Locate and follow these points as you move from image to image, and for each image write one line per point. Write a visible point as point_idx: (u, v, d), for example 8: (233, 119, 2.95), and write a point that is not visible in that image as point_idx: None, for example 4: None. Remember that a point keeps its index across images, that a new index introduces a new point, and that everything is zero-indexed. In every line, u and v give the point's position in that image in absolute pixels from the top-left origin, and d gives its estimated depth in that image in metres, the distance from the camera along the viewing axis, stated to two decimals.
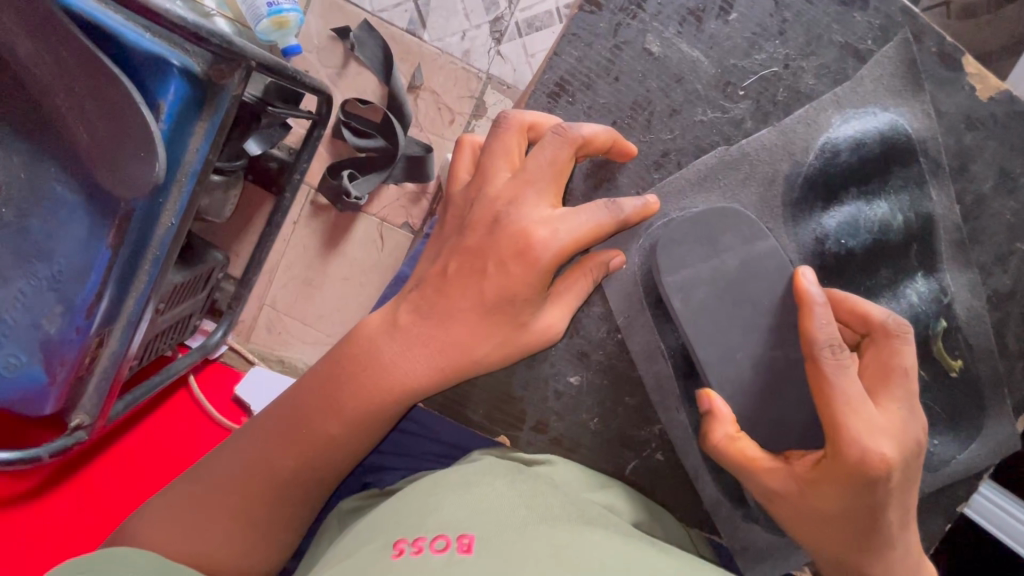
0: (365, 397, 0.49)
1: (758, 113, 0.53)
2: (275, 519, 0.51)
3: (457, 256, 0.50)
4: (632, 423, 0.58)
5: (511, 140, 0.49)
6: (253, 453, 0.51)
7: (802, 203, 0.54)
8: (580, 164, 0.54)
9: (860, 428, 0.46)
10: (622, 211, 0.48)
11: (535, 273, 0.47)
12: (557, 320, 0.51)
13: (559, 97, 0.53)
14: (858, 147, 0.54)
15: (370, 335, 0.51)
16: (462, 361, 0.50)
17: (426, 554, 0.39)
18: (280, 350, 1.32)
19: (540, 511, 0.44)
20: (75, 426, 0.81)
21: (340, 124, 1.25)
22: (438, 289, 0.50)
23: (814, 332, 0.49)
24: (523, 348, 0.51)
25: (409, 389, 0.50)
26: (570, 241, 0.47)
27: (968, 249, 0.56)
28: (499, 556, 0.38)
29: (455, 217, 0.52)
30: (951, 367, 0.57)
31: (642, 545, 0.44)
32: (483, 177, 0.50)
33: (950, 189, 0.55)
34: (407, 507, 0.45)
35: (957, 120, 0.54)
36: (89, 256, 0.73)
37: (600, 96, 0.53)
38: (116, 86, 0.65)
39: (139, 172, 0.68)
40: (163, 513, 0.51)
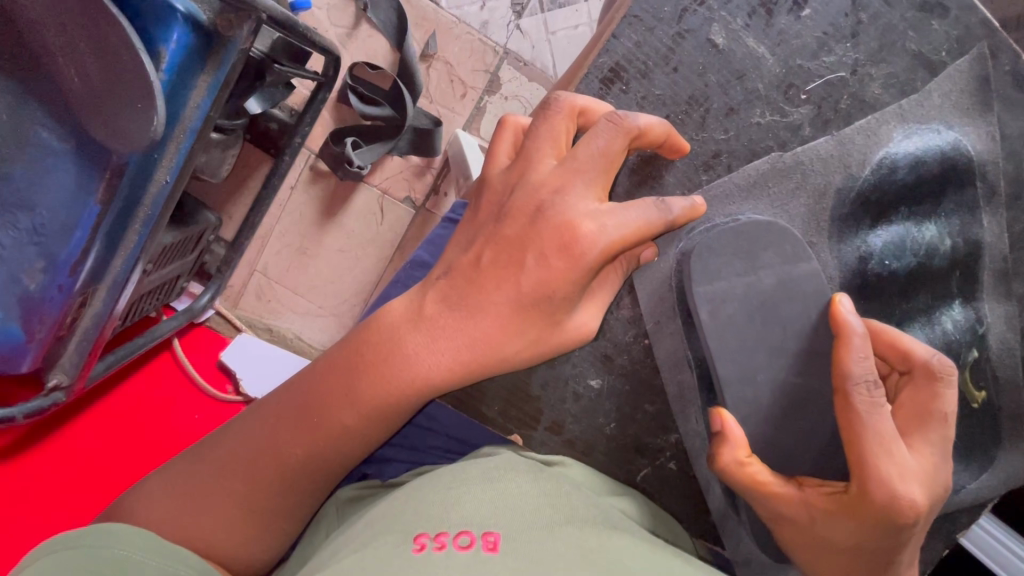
0: (384, 389, 0.46)
1: (818, 120, 0.51)
2: (282, 508, 0.49)
3: (493, 245, 0.47)
4: (648, 430, 0.57)
5: (556, 129, 0.46)
6: (260, 439, 0.48)
7: (851, 219, 0.52)
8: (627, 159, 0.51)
9: (893, 472, 0.45)
10: (670, 211, 0.46)
11: (578, 271, 0.45)
12: (591, 321, 0.49)
13: (612, 84, 0.49)
14: (917, 164, 0.52)
15: (393, 323, 0.48)
16: (491, 356, 0.47)
17: (450, 551, 0.36)
18: (269, 319, 1.27)
19: (567, 511, 0.42)
20: (52, 386, 0.77)
21: (347, 88, 1.19)
22: (470, 279, 0.47)
23: (848, 366, 0.47)
24: (555, 346, 0.48)
25: (431, 383, 0.47)
26: (617, 238, 0.44)
27: (1011, 278, 0.55)
28: (528, 558, 0.36)
29: (490, 203, 0.48)
30: (973, 399, 0.56)
31: (666, 554, 0.43)
32: (527, 163, 0.47)
33: (1001, 217, 0.54)
34: (423, 498, 0.43)
35: (1017, 144, 0.53)
36: (75, 210, 0.68)
37: (655, 87, 0.49)
38: (113, 26, 0.59)
39: (135, 124, 0.63)
40: (164, 494, 0.48)
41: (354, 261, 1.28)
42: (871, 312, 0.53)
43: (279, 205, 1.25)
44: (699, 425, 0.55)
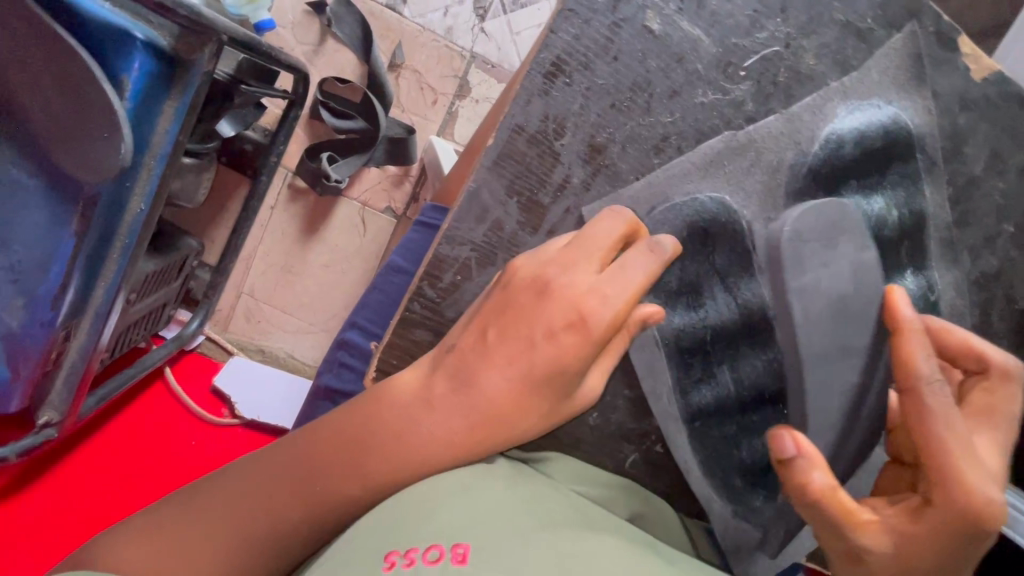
0: (391, 464, 0.47)
1: (758, 95, 0.51)
2: (258, 567, 0.50)
3: (497, 322, 0.45)
4: (632, 416, 0.55)
5: (605, 235, 0.46)
6: (249, 501, 0.49)
7: (805, 192, 0.53)
8: (575, 146, 0.49)
9: (976, 477, 0.44)
10: (663, 249, 0.45)
11: (588, 346, 0.44)
12: (597, 384, 0.48)
13: (555, 78, 0.48)
14: (862, 137, 0.53)
15: (402, 401, 0.47)
16: (500, 437, 0.46)
17: (419, 566, 0.40)
18: (260, 340, 1.30)
19: (542, 519, 0.45)
20: (43, 423, 0.84)
21: (318, 105, 1.23)
22: (478, 354, 0.45)
23: (917, 364, 0.46)
24: (537, 417, 0.46)
25: (433, 460, 0.47)
26: (619, 309, 0.44)
27: (957, 241, 0.56)
28: (494, 565, 0.40)
29: (528, 283, 0.45)
30: None
31: (648, 557, 0.45)
32: (573, 256, 0.45)
33: (943, 188, 0.55)
34: (398, 508, 0.45)
35: (952, 102, 0.54)
36: (51, 244, 0.74)
37: (598, 77, 0.49)
38: (75, 59, 0.64)
39: (104, 154, 0.69)
40: (139, 538, 0.49)
41: (339, 275, 1.31)
42: None
43: (260, 226, 1.27)
44: (675, 407, 0.55)
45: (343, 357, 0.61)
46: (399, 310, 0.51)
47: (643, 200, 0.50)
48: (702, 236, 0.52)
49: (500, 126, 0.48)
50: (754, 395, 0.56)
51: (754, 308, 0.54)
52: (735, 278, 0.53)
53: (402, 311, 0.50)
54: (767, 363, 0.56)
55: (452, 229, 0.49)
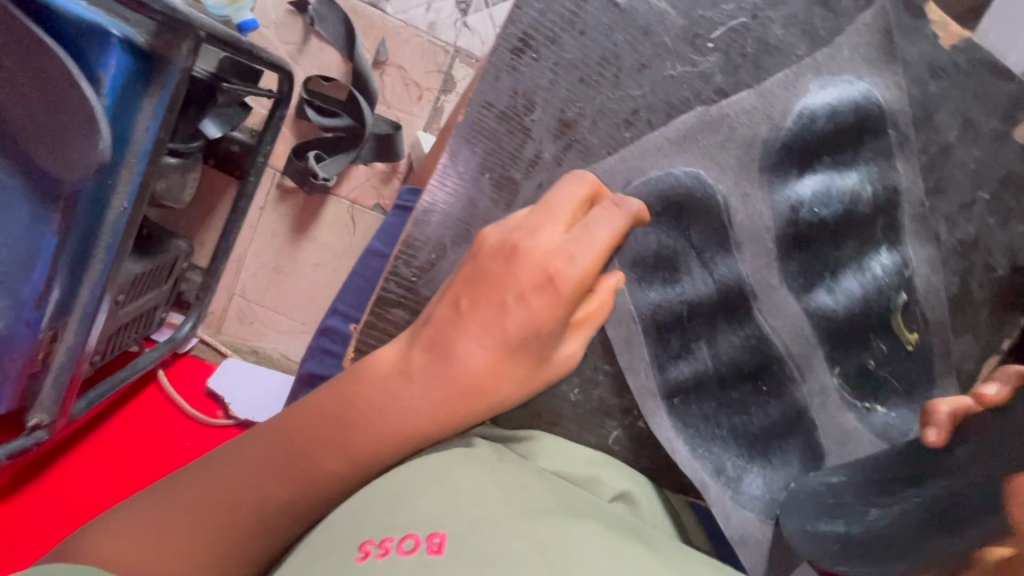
0: (376, 435, 0.48)
1: (727, 65, 0.51)
2: (251, 547, 0.50)
3: (470, 290, 0.45)
4: (612, 390, 0.56)
5: (568, 198, 0.45)
6: (237, 484, 0.50)
7: (779, 168, 0.53)
8: (541, 119, 0.49)
9: None
10: (630, 208, 0.46)
11: (560, 307, 0.44)
12: (574, 350, 0.48)
13: (523, 53, 0.48)
14: (834, 113, 0.53)
15: (382, 376, 0.48)
16: (480, 404, 0.47)
17: (393, 555, 0.41)
18: (252, 341, 1.31)
19: (521, 505, 0.46)
20: (33, 425, 0.84)
21: (302, 103, 1.24)
22: (453, 324, 0.45)
23: None
24: (517, 383, 0.47)
25: (416, 431, 0.48)
26: (587, 269, 0.43)
27: (930, 215, 0.56)
28: (467, 555, 0.41)
29: (496, 249, 0.44)
30: (907, 341, 0.58)
31: (629, 545, 0.45)
32: (539, 220, 0.45)
33: (915, 161, 0.55)
34: (382, 498, 0.47)
35: (921, 70, 0.54)
36: (33, 243, 0.74)
37: (565, 51, 0.49)
38: (52, 57, 0.65)
39: (85, 150, 0.69)
40: (121, 529, 0.49)
41: (331, 274, 1.31)
42: (806, 254, 0.55)
43: (250, 226, 1.29)
44: (654, 383, 0.55)
45: (326, 343, 0.61)
46: (375, 291, 0.51)
47: (620, 175, 0.51)
48: (675, 209, 0.52)
49: (470, 103, 0.49)
50: (732, 370, 0.57)
51: (730, 283, 0.55)
52: (710, 253, 0.54)
53: (378, 291, 0.50)
54: (743, 339, 0.56)
55: (427, 205, 0.49)
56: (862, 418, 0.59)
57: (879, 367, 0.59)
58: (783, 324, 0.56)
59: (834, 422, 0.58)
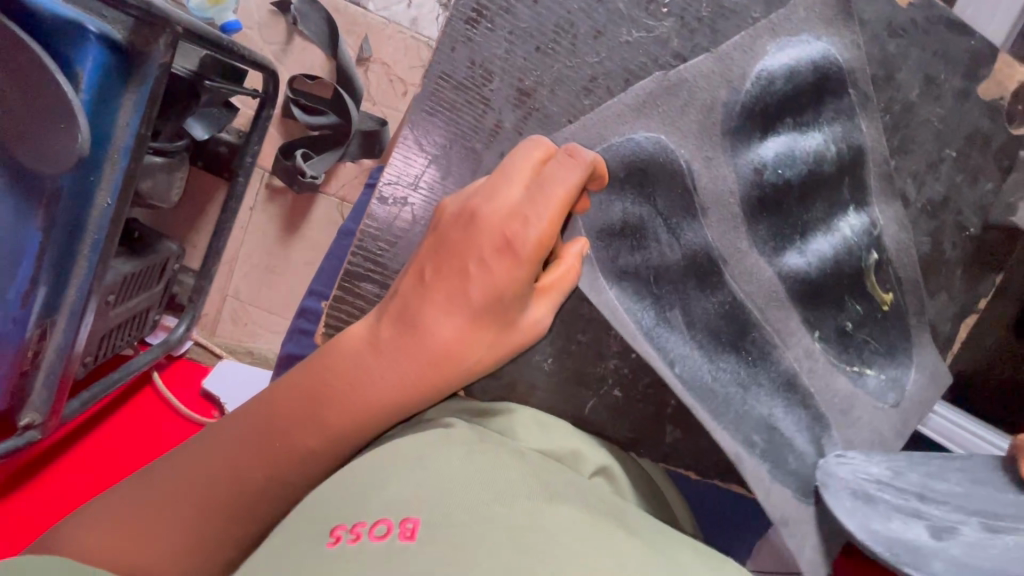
0: (346, 411, 0.49)
1: (683, 31, 0.52)
2: (229, 535, 0.50)
3: (433, 258, 0.47)
4: (587, 359, 0.59)
5: (524, 160, 0.47)
6: (211, 470, 0.50)
7: (740, 133, 0.54)
8: (501, 87, 0.53)
9: None
10: (583, 157, 0.47)
11: (520, 268, 0.46)
12: (541, 316, 0.50)
13: (477, 22, 0.52)
14: (792, 75, 0.54)
15: (350, 349, 0.49)
16: (449, 375, 0.48)
17: (365, 540, 0.41)
18: (247, 342, 1.33)
19: (498, 489, 0.46)
20: (25, 425, 0.85)
21: (288, 103, 1.24)
22: (417, 293, 0.47)
23: None
24: (484, 348, 0.48)
25: (387, 404, 0.49)
26: (545, 229, 0.45)
27: (897, 174, 0.56)
28: (441, 541, 0.40)
29: (455, 217, 0.47)
30: (882, 301, 0.59)
31: (607, 526, 0.45)
32: (497, 187, 0.47)
33: (879, 120, 0.55)
34: (358, 488, 0.47)
35: (880, 28, 0.54)
36: (19, 242, 0.75)
37: (521, 20, 0.53)
38: (30, 56, 0.66)
39: (64, 146, 0.70)
40: (99, 523, 0.49)
41: None
42: (771, 219, 0.56)
43: (242, 227, 1.31)
44: (652, 351, 0.55)
45: (303, 325, 0.62)
46: (345, 264, 0.53)
47: (583, 142, 0.52)
48: (639, 175, 0.54)
49: (427, 72, 0.53)
50: (715, 339, 0.57)
51: (697, 249, 0.56)
52: (677, 220, 0.55)
53: (347, 265, 0.53)
54: (717, 304, 0.57)
55: (393, 177, 0.53)
56: (854, 381, 0.59)
57: (856, 330, 0.59)
58: (756, 288, 0.57)
59: (826, 385, 0.59)
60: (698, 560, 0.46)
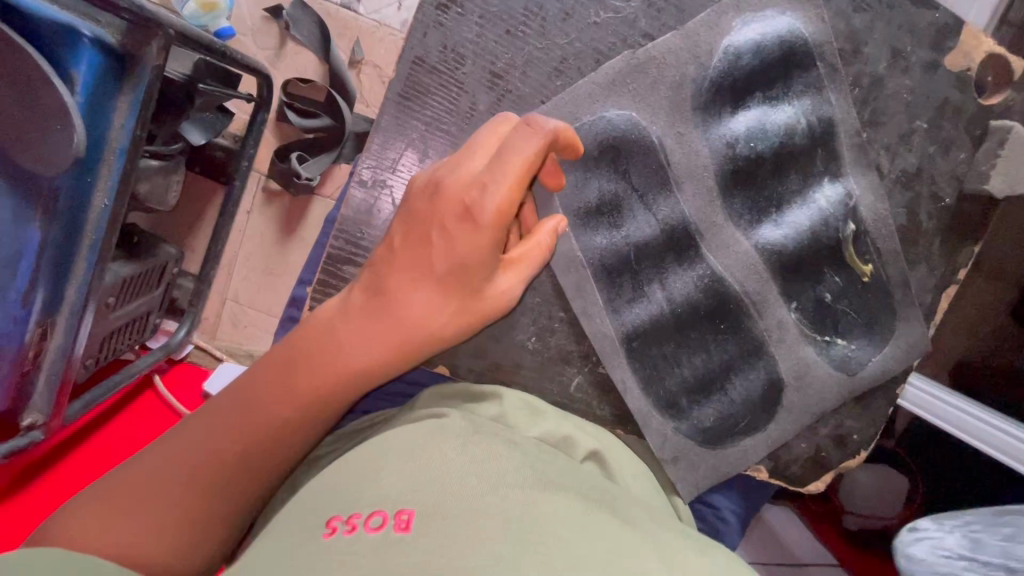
0: (318, 378, 0.52)
1: (650, 10, 0.56)
2: (216, 511, 0.52)
3: (401, 229, 0.51)
4: (569, 337, 0.61)
5: (489, 134, 0.50)
6: (194, 449, 0.52)
7: (711, 107, 0.57)
8: (475, 71, 0.56)
9: None
10: (546, 127, 0.47)
11: (480, 234, 0.48)
12: (510, 287, 0.53)
13: (448, 8, 0.56)
14: (759, 49, 0.56)
15: (326, 319, 0.53)
16: (414, 340, 0.52)
17: (362, 531, 0.42)
18: (248, 344, 1.35)
19: (490, 480, 0.47)
20: (29, 425, 0.86)
21: (283, 107, 1.27)
22: (387, 263, 0.51)
23: None
24: (453, 315, 0.52)
25: (362, 368, 0.52)
26: (505, 195, 0.47)
27: (869, 145, 0.58)
28: (435, 530, 0.41)
29: (421, 188, 0.50)
30: (862, 274, 0.60)
31: (596, 511, 0.47)
32: (461, 159, 0.49)
33: (847, 93, 0.57)
34: (353, 485, 0.48)
35: (845, 4, 0.56)
36: (19, 242, 0.77)
37: (491, 5, 0.56)
38: (26, 60, 0.68)
39: (59, 147, 0.72)
40: (84, 514, 0.50)
41: None
42: (746, 192, 0.59)
43: (239, 231, 1.32)
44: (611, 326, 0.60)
45: (294, 313, 0.64)
46: (328, 247, 0.58)
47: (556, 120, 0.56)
48: (612, 152, 0.57)
49: (402, 58, 0.56)
50: (688, 310, 0.61)
51: (673, 223, 0.59)
52: (651, 194, 0.58)
53: (329, 249, 0.58)
54: (697, 278, 0.60)
55: (374, 164, 0.57)
56: (820, 351, 0.62)
57: (835, 301, 0.61)
58: (736, 263, 0.60)
59: (794, 355, 0.61)
60: (681, 539, 0.47)
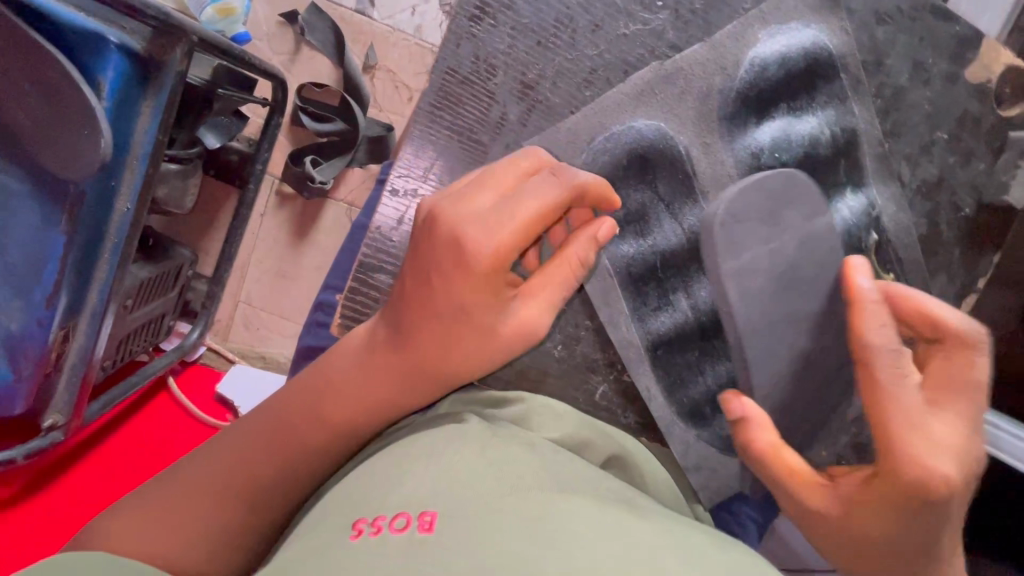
0: (337, 415, 0.53)
1: (677, 24, 0.57)
2: (247, 522, 0.53)
3: (410, 261, 0.51)
4: (593, 346, 0.62)
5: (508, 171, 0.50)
6: (230, 459, 0.53)
7: (737, 118, 0.58)
8: (506, 82, 0.57)
9: (918, 451, 0.46)
10: (570, 181, 0.49)
11: (475, 277, 0.47)
12: (529, 317, 0.50)
13: (480, 19, 0.56)
14: (784, 61, 0.58)
15: (346, 352, 0.54)
16: (433, 374, 0.52)
17: (386, 533, 0.42)
18: (260, 346, 1.36)
19: (510, 483, 0.47)
20: (49, 427, 0.87)
21: (297, 111, 1.28)
22: (402, 295, 0.52)
23: (870, 338, 0.50)
24: (466, 356, 0.51)
25: (381, 403, 0.54)
26: (508, 237, 0.46)
27: (891, 153, 0.59)
28: (457, 532, 0.42)
29: (423, 222, 0.49)
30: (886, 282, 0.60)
31: (618, 510, 0.47)
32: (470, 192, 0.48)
33: (871, 104, 0.58)
34: (376, 486, 0.49)
35: (868, 16, 0.58)
36: (44, 245, 0.78)
37: (521, 16, 0.56)
38: (53, 65, 0.69)
39: (85, 150, 0.73)
40: (134, 514, 0.52)
41: None
42: None
43: (252, 234, 1.33)
44: (635, 333, 0.61)
45: (320, 318, 0.66)
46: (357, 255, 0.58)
47: (585, 129, 0.56)
48: (640, 161, 0.58)
49: (432, 69, 0.56)
50: (711, 317, 0.62)
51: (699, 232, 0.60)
52: (678, 204, 0.59)
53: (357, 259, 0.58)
54: None
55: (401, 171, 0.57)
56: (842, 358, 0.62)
57: None
58: None
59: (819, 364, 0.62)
60: (708, 541, 0.47)
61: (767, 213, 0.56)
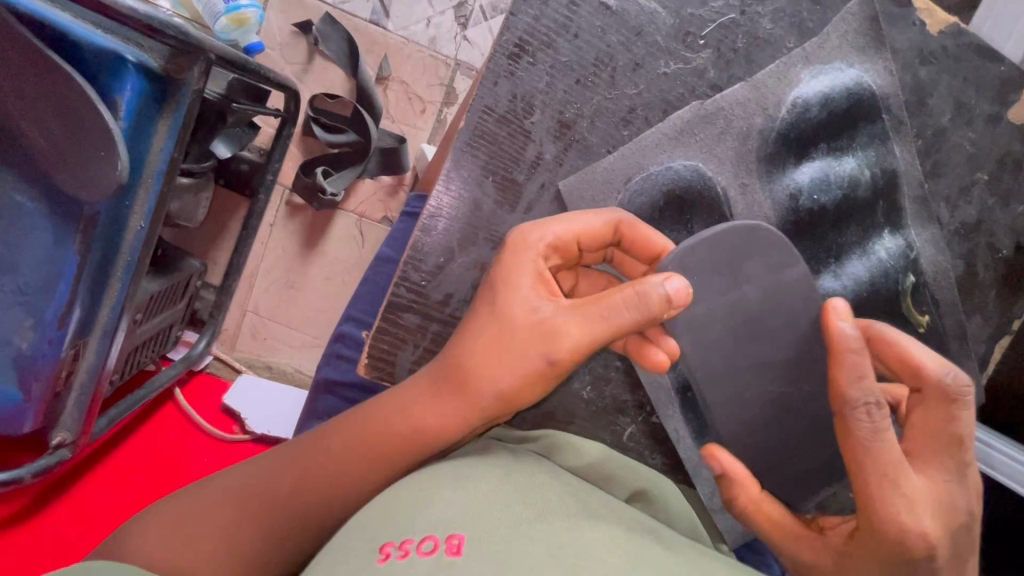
0: (372, 427, 0.54)
1: (719, 62, 0.61)
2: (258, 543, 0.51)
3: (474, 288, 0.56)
4: (624, 388, 0.65)
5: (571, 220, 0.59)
6: (257, 469, 0.54)
7: (776, 158, 0.61)
8: (546, 121, 0.60)
9: (900, 510, 0.50)
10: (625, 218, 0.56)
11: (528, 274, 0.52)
12: (572, 326, 0.50)
13: (519, 58, 0.59)
14: (826, 101, 0.61)
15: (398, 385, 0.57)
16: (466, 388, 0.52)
17: (414, 557, 0.41)
18: (267, 357, 1.34)
19: (537, 508, 0.46)
20: (57, 443, 0.85)
21: (310, 122, 1.26)
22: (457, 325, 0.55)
23: (847, 394, 0.53)
24: (508, 363, 0.50)
25: (412, 422, 0.53)
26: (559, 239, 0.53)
27: (927, 203, 0.62)
28: (486, 558, 0.40)
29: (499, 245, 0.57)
30: (918, 323, 0.63)
31: (644, 540, 0.46)
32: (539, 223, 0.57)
33: (912, 148, 0.62)
34: (400, 502, 0.47)
35: (911, 57, 0.62)
36: (56, 264, 0.77)
37: (561, 55, 0.59)
38: (71, 85, 0.68)
39: (102, 171, 0.72)
40: (147, 526, 0.50)
41: (341, 286, 1.34)
42: (809, 241, 0.62)
43: (261, 244, 1.32)
44: (664, 372, 0.65)
45: (341, 350, 0.70)
46: (388, 295, 0.61)
47: (620, 170, 0.60)
48: (678, 202, 0.61)
49: (471, 109, 0.59)
50: None
51: None
52: None
53: (390, 296, 0.60)
54: None
55: (433, 210, 0.60)
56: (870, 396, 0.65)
57: None
58: None
59: None
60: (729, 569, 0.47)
61: (716, 264, 0.57)
